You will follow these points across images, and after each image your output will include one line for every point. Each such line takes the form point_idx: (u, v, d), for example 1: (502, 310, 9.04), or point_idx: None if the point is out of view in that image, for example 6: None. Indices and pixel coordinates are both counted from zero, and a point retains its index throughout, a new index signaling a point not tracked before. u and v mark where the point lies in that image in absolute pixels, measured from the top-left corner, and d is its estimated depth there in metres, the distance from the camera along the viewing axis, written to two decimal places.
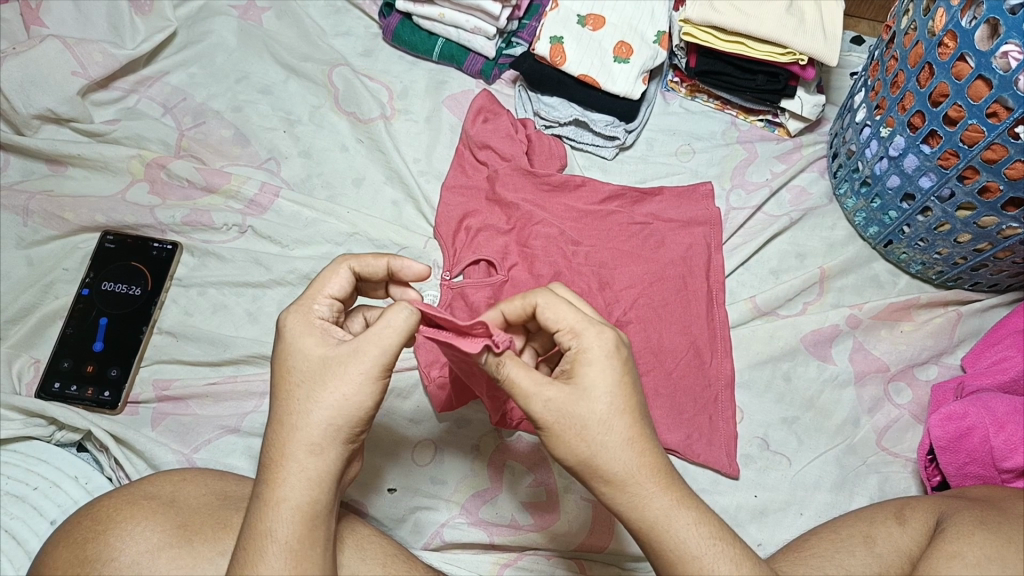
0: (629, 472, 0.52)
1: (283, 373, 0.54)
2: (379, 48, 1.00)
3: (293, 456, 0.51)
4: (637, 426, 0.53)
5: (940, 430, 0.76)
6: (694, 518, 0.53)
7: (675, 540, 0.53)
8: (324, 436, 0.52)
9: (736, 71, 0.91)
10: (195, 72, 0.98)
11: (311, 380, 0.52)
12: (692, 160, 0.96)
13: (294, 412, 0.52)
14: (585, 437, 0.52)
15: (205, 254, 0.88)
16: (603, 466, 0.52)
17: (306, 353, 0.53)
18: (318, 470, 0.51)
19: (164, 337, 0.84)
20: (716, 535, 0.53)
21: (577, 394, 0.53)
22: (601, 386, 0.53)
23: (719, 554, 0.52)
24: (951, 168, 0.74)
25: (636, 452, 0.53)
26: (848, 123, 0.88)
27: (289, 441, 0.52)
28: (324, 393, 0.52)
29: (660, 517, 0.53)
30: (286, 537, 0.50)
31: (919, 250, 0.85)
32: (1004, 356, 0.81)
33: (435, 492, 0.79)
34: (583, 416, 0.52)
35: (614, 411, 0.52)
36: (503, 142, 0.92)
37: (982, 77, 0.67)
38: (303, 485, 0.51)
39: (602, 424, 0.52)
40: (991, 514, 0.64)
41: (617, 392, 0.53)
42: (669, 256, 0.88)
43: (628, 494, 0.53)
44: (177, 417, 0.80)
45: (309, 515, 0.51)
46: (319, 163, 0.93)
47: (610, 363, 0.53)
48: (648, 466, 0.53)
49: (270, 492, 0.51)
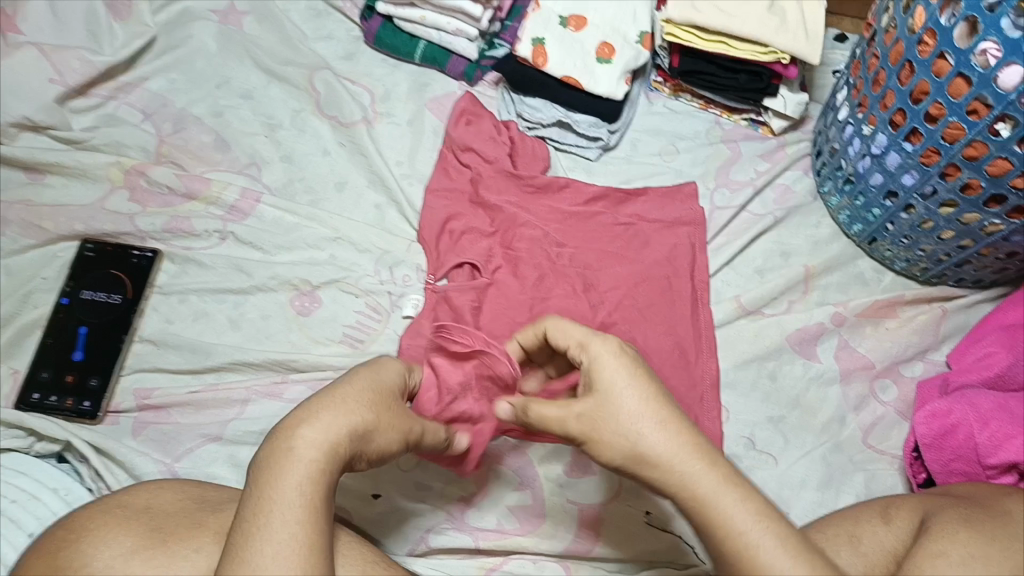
0: (669, 452, 0.50)
1: (356, 377, 0.58)
2: (361, 51, 0.99)
3: (332, 422, 0.53)
4: (668, 412, 0.52)
5: (925, 427, 0.77)
6: (743, 494, 0.49)
7: (729, 522, 0.48)
8: (333, 440, 0.53)
9: (719, 71, 0.91)
10: (174, 78, 0.97)
11: (381, 400, 0.58)
12: (676, 160, 0.96)
13: (351, 398, 0.56)
14: (622, 431, 0.51)
15: (185, 261, 0.87)
16: (642, 455, 0.50)
17: (347, 380, 0.58)
18: (346, 445, 0.54)
19: (145, 345, 0.84)
20: (766, 516, 0.49)
21: (604, 393, 0.53)
22: (625, 379, 0.53)
23: (775, 533, 0.48)
24: (933, 165, 0.74)
25: (673, 433, 0.51)
26: (830, 121, 0.88)
27: (331, 412, 0.54)
28: (381, 410, 0.57)
29: (710, 496, 0.49)
30: (279, 536, 0.49)
31: (904, 247, 0.85)
32: (988, 351, 0.81)
33: (421, 498, 0.78)
34: (613, 411, 0.52)
35: (642, 399, 0.52)
36: (485, 145, 0.91)
37: (962, 75, 0.67)
38: (330, 449, 0.52)
39: (637, 411, 0.51)
40: (974, 512, 0.64)
41: (638, 383, 0.53)
42: (654, 257, 0.88)
43: (676, 476, 0.50)
44: (158, 426, 0.80)
45: (305, 516, 0.50)
46: (300, 167, 0.92)
47: (623, 361, 0.55)
48: (688, 445, 0.50)
49: (301, 442, 0.52)
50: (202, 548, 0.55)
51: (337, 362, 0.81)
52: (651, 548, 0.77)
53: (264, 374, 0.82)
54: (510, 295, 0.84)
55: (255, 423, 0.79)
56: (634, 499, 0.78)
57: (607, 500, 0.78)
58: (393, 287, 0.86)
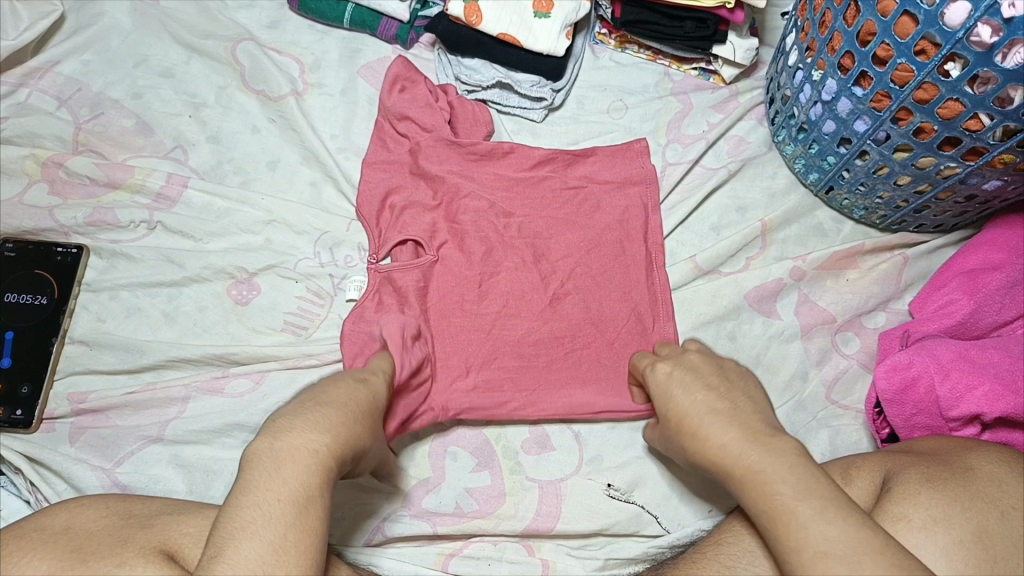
0: (722, 451, 0.60)
1: (349, 388, 0.61)
2: (286, 18, 0.94)
3: (335, 430, 0.56)
4: (714, 409, 0.63)
5: (886, 381, 0.73)
6: (776, 469, 0.57)
7: (763, 497, 0.56)
8: (344, 451, 0.56)
9: (663, 20, 0.86)
10: (88, 59, 0.91)
11: (371, 411, 0.61)
12: (626, 116, 0.92)
13: (350, 408, 0.59)
14: (691, 445, 0.63)
15: (113, 254, 0.82)
16: (705, 455, 0.62)
17: (344, 390, 0.61)
18: (344, 452, 0.56)
19: (77, 346, 0.80)
20: (799, 486, 0.55)
21: (668, 405, 0.67)
22: (682, 388, 0.66)
23: (805, 500, 0.54)
24: (884, 110, 0.70)
25: (716, 425, 0.62)
26: (781, 67, 0.84)
27: (334, 419, 0.57)
28: (371, 423, 0.61)
29: (750, 472, 0.58)
30: (299, 525, 0.51)
31: (861, 195, 0.82)
32: (950, 299, 0.79)
33: (375, 486, 0.76)
34: (674, 415, 0.65)
35: (704, 412, 0.63)
36: (422, 112, 0.86)
37: (908, 12, 0.62)
38: (334, 452, 0.55)
39: (686, 412, 0.64)
40: (936, 470, 0.64)
41: (696, 401, 0.64)
42: (606, 221, 0.84)
43: (727, 470, 0.60)
44: (96, 430, 0.76)
45: (321, 510, 0.53)
46: (229, 148, 0.88)
47: (673, 370, 0.69)
48: (736, 438, 0.60)
49: (306, 441, 0.55)
50: (125, 563, 0.52)
51: (279, 352, 0.78)
52: (614, 520, 0.75)
53: (203, 369, 0.78)
54: (457, 271, 0.81)
55: (197, 421, 0.76)
56: (594, 472, 0.77)
57: (567, 474, 0.77)
58: (334, 269, 0.82)
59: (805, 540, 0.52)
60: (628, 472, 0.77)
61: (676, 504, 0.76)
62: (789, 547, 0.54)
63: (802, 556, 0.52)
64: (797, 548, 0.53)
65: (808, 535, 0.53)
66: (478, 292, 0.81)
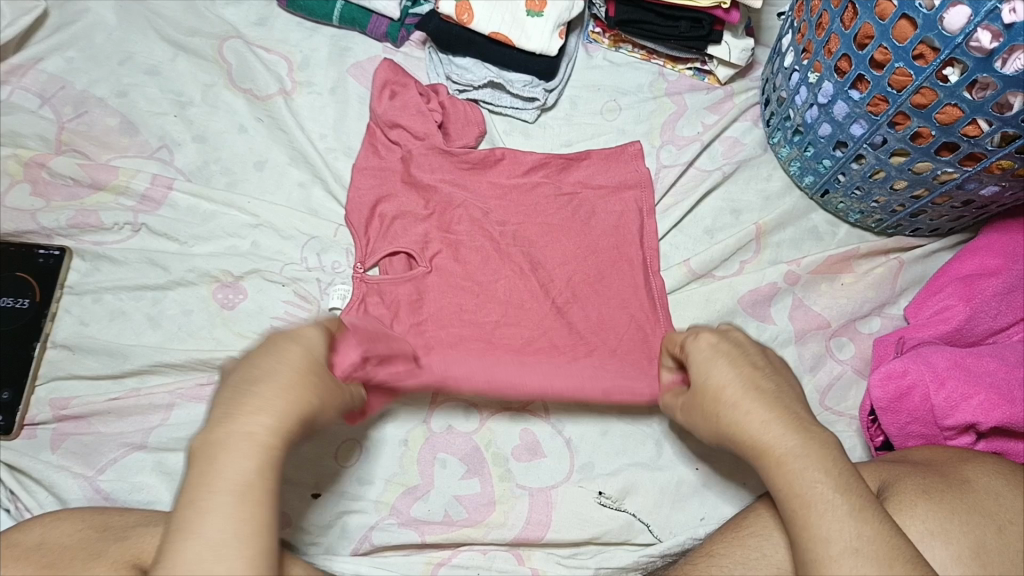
0: (758, 429, 0.57)
1: (284, 344, 0.55)
2: (275, 14, 0.92)
3: (263, 404, 0.51)
4: (753, 385, 0.59)
5: (880, 390, 0.72)
6: (816, 459, 0.56)
7: (797, 485, 0.56)
8: (288, 425, 0.51)
9: (658, 19, 0.85)
10: (72, 56, 0.89)
11: (316, 369, 0.55)
12: (619, 117, 0.90)
13: (284, 375, 0.53)
14: (720, 421, 0.59)
15: (97, 257, 0.81)
16: (734, 431, 0.58)
17: (277, 352, 0.54)
18: (282, 425, 0.51)
19: (59, 351, 0.78)
20: (838, 481, 0.55)
21: (699, 374, 0.61)
22: (716, 360, 0.60)
23: (842, 496, 0.55)
24: (881, 114, 0.69)
25: (754, 403, 0.58)
26: (777, 68, 0.83)
27: (265, 392, 0.52)
28: (321, 381, 0.55)
29: (788, 457, 0.56)
30: (238, 518, 0.48)
31: (857, 199, 0.81)
32: (946, 305, 0.79)
33: (363, 494, 0.75)
34: (705, 385, 0.60)
35: (744, 390, 0.58)
36: (414, 120, 0.84)
37: (907, 16, 0.61)
38: (266, 429, 0.51)
39: (728, 386, 0.59)
40: (932, 482, 0.64)
41: (739, 380, 0.59)
42: (601, 227, 0.83)
43: (758, 449, 0.57)
44: (79, 436, 0.75)
45: (259, 497, 0.49)
46: (215, 148, 0.86)
47: (719, 342, 0.61)
48: (780, 419, 0.57)
49: (234, 422, 0.51)
50: None
51: None
52: (605, 529, 0.74)
53: (188, 375, 0.77)
54: (451, 282, 0.80)
55: (181, 428, 0.75)
56: (585, 480, 0.76)
57: (558, 482, 0.76)
58: (321, 274, 0.81)
59: (829, 535, 0.54)
60: (618, 479, 0.76)
61: (667, 512, 0.75)
62: (812, 538, 0.54)
63: (828, 549, 0.54)
64: (827, 540, 0.54)
65: (838, 532, 0.54)
66: (473, 302, 0.80)
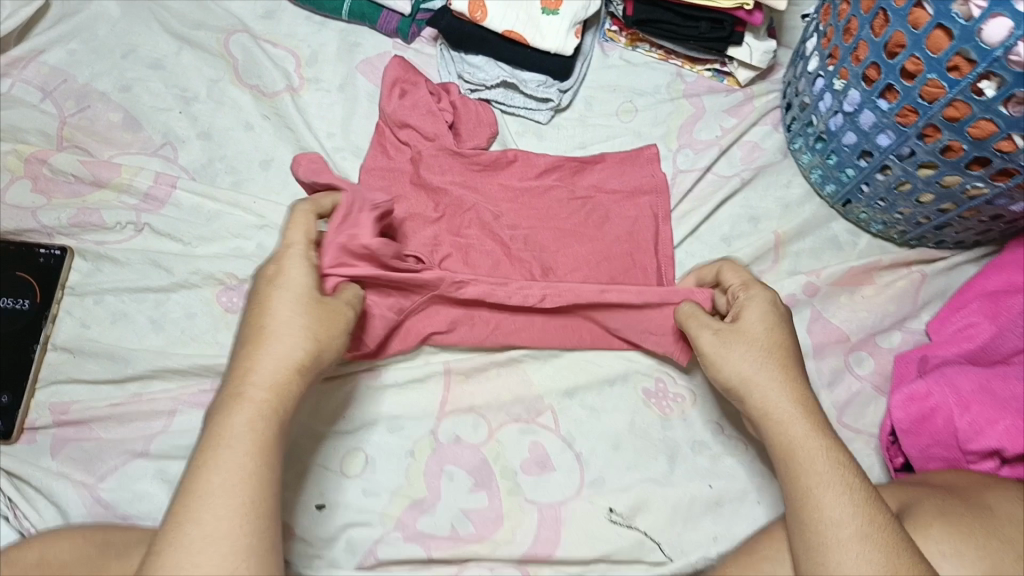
0: (770, 396, 0.63)
1: (277, 297, 0.59)
2: (282, 8, 0.90)
3: (263, 362, 0.56)
4: (782, 345, 0.65)
5: (901, 412, 0.72)
6: (824, 454, 0.60)
7: (809, 474, 0.59)
8: (286, 377, 0.56)
9: (678, 19, 0.82)
10: (74, 48, 0.87)
11: (309, 317, 0.58)
12: (636, 119, 0.88)
13: (278, 330, 0.57)
14: (752, 376, 0.64)
15: (99, 258, 0.79)
16: (752, 388, 0.64)
17: (272, 306, 0.58)
18: (282, 381, 0.56)
19: (59, 354, 0.76)
20: (847, 481, 0.58)
21: (750, 327, 0.66)
22: (766, 319, 0.66)
23: (846, 491, 0.58)
24: (910, 126, 0.66)
25: (780, 368, 0.64)
26: (800, 72, 0.80)
27: (265, 350, 0.56)
28: (315, 328, 0.58)
29: (797, 440, 0.61)
30: (242, 470, 0.52)
31: (880, 209, 0.78)
32: (970, 321, 0.76)
33: (368, 506, 0.73)
34: (742, 333, 0.66)
35: (770, 355, 0.65)
36: (424, 121, 0.82)
37: (942, 26, 0.58)
38: (265, 383, 0.55)
39: (762, 340, 0.65)
40: (953, 505, 0.63)
41: (772, 339, 0.66)
42: (615, 233, 0.81)
43: (772, 419, 0.63)
44: (79, 443, 0.73)
45: (260, 446, 0.53)
46: (221, 145, 0.84)
47: (772, 302, 0.68)
48: (800, 404, 0.63)
49: (239, 382, 0.55)
50: None
51: None
52: (615, 547, 0.72)
53: (191, 381, 0.75)
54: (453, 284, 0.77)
55: (184, 436, 0.73)
56: (595, 496, 0.74)
57: (568, 497, 0.74)
58: None
59: (841, 518, 0.57)
60: (629, 495, 0.74)
61: (679, 531, 0.73)
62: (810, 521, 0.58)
63: (839, 532, 0.57)
64: (838, 524, 0.57)
65: (834, 519, 0.57)
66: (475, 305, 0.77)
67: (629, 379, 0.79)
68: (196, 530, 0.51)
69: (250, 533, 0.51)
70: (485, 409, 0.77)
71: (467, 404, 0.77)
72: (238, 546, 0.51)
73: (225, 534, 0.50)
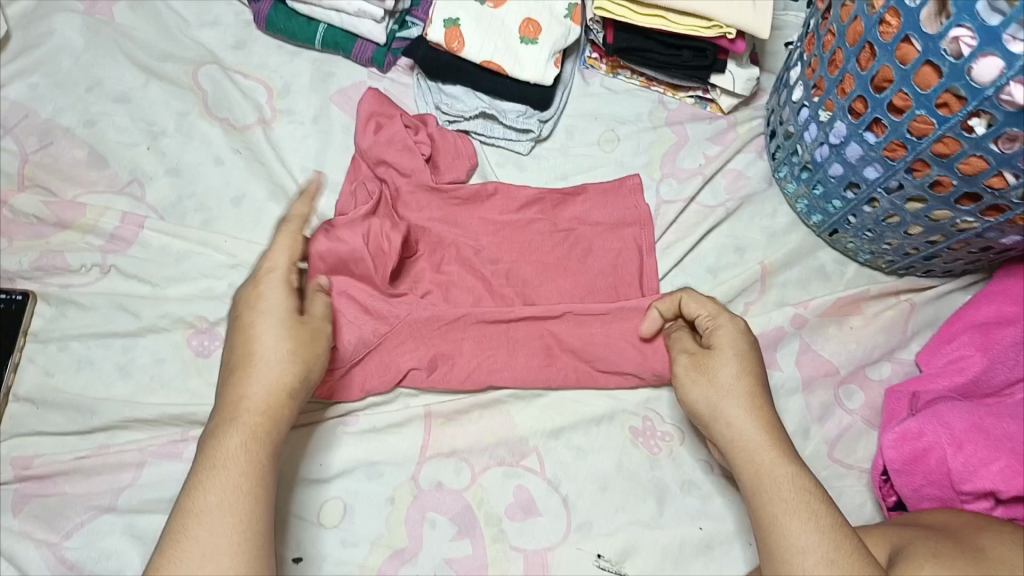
0: (739, 423, 0.62)
1: (259, 322, 0.60)
2: (254, 37, 0.87)
3: (254, 385, 0.58)
4: (750, 372, 0.64)
5: (894, 451, 0.70)
6: (784, 479, 0.59)
7: (770, 498, 0.59)
8: (276, 400, 0.58)
9: (659, 48, 0.80)
10: (37, 82, 0.84)
11: (295, 340, 0.60)
12: (618, 148, 0.86)
13: (263, 356, 0.59)
14: (719, 403, 0.63)
15: (63, 302, 0.76)
16: (720, 416, 0.63)
17: (257, 331, 0.59)
18: (274, 404, 0.58)
19: (22, 405, 0.73)
20: (809, 507, 0.57)
21: (720, 352, 0.65)
22: (736, 346, 0.65)
23: (809, 518, 0.57)
24: (898, 160, 0.65)
25: (747, 396, 0.63)
26: (785, 100, 0.78)
27: (255, 373, 0.58)
28: (301, 352, 0.60)
29: (763, 466, 0.60)
30: (240, 491, 0.55)
31: (868, 240, 0.77)
32: (961, 354, 0.75)
33: (347, 557, 0.71)
34: (711, 361, 0.65)
35: (741, 382, 0.63)
36: (401, 156, 0.79)
37: (931, 63, 0.57)
38: (258, 408, 0.58)
39: (732, 369, 0.64)
40: (945, 546, 0.60)
41: (743, 369, 0.64)
42: (599, 266, 0.79)
43: (737, 444, 0.62)
44: (42, 499, 0.70)
45: (251, 468, 0.56)
46: (190, 181, 0.81)
47: (740, 329, 0.66)
48: (768, 432, 0.61)
49: (233, 406, 0.58)
50: None
51: None
52: None
53: (161, 430, 0.72)
54: (431, 324, 0.75)
55: (154, 489, 0.70)
56: (582, 541, 0.72)
57: (555, 543, 0.72)
58: None
59: (803, 546, 0.56)
60: (618, 540, 0.72)
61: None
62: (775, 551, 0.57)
63: (803, 560, 0.56)
64: (803, 551, 0.56)
65: (801, 547, 0.56)
66: (452, 345, 0.75)
67: (615, 418, 0.76)
68: (196, 547, 0.53)
69: (248, 548, 0.53)
70: (468, 452, 0.74)
71: (449, 447, 0.74)
72: (237, 560, 0.53)
73: (224, 550, 0.53)
